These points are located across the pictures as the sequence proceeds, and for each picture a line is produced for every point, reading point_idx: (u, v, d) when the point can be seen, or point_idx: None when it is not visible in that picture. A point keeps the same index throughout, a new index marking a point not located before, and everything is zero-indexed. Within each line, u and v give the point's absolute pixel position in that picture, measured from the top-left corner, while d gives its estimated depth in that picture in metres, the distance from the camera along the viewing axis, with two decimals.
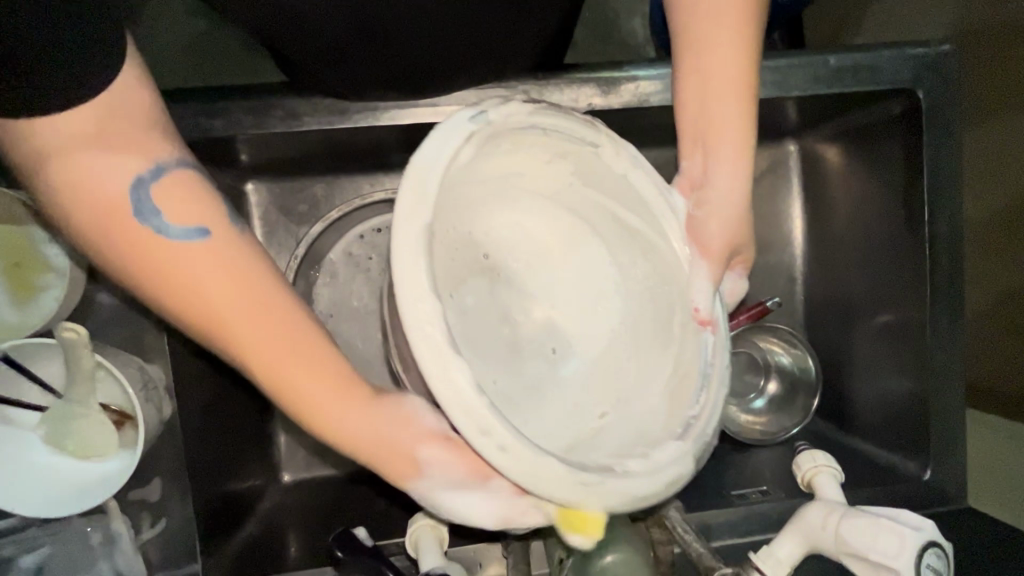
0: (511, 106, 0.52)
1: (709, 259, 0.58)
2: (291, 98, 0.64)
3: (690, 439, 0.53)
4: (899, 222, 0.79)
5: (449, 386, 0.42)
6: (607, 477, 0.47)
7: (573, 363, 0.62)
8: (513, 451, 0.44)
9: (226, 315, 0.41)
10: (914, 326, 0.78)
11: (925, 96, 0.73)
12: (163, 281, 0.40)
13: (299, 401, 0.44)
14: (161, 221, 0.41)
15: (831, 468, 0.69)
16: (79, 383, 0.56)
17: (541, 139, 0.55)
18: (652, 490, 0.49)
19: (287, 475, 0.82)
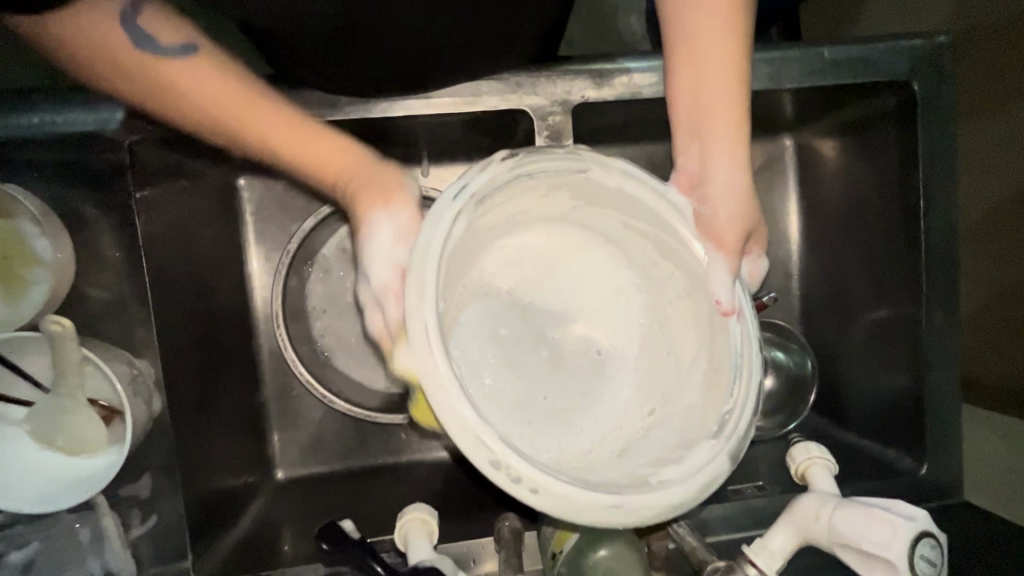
0: (487, 169, 0.51)
1: (725, 250, 0.57)
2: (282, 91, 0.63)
3: (731, 436, 0.52)
4: (894, 216, 0.79)
5: (464, 430, 0.44)
6: (643, 496, 0.48)
7: (618, 372, 0.63)
8: (551, 489, 0.45)
9: (242, 124, 0.49)
10: (909, 320, 0.78)
11: (919, 88, 0.73)
12: (174, 102, 0.47)
13: (313, 167, 0.52)
14: (153, 44, 0.46)
15: (824, 460, 0.69)
16: (66, 377, 0.56)
17: (530, 183, 0.54)
18: (697, 492, 0.50)
19: (280, 472, 0.81)
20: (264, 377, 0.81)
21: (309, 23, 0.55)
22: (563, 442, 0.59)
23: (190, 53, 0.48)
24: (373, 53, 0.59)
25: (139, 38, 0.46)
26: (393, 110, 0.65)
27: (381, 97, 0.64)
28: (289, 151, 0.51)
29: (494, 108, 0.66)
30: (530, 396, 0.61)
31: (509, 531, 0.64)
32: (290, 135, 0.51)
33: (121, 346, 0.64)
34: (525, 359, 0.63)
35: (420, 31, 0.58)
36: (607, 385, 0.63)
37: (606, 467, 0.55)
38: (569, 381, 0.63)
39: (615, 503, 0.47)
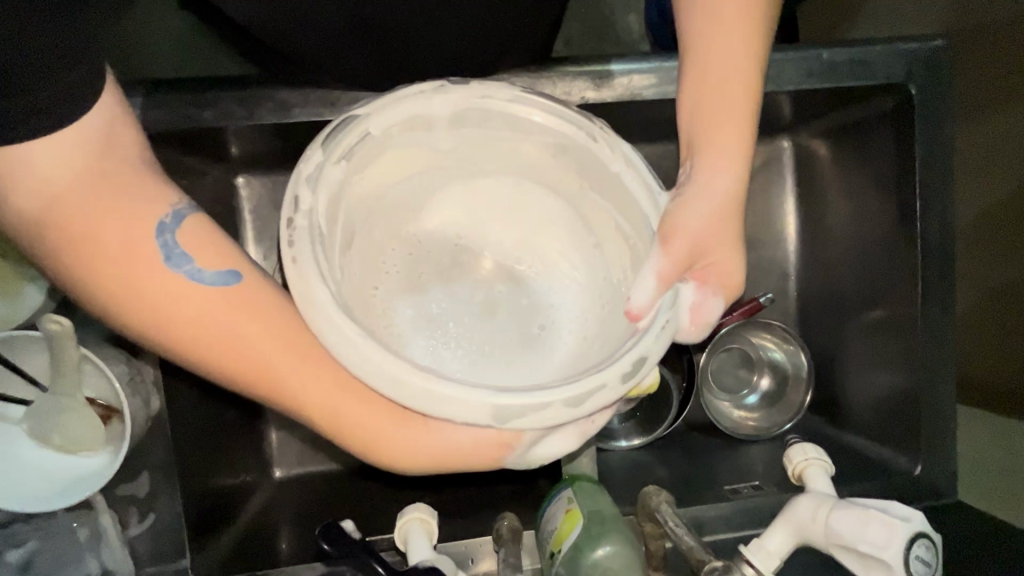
0: (502, 90, 0.57)
1: (669, 260, 0.54)
2: (281, 89, 0.63)
3: (528, 393, 0.46)
4: (891, 216, 0.80)
5: (314, 271, 0.47)
6: (399, 368, 0.45)
7: (540, 350, 0.62)
8: (331, 322, 0.45)
9: (271, 359, 0.44)
10: (906, 320, 0.79)
11: (916, 91, 0.73)
12: (205, 341, 0.43)
13: (325, 418, 0.47)
14: (193, 270, 0.43)
15: (823, 462, 0.69)
16: (63, 376, 0.55)
17: (526, 125, 0.59)
18: (429, 403, 0.45)
19: (279, 471, 0.81)
20: None
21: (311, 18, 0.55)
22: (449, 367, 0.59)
23: (229, 282, 0.44)
24: (373, 54, 0.59)
25: (173, 260, 0.42)
26: None
27: (380, 97, 0.65)
28: (314, 394, 0.46)
29: None
30: (451, 319, 0.63)
31: (508, 530, 0.64)
32: (327, 379, 0.46)
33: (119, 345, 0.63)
34: (457, 280, 0.66)
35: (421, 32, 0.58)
36: (527, 352, 0.62)
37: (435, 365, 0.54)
38: (490, 332, 0.63)
39: (372, 347, 0.45)
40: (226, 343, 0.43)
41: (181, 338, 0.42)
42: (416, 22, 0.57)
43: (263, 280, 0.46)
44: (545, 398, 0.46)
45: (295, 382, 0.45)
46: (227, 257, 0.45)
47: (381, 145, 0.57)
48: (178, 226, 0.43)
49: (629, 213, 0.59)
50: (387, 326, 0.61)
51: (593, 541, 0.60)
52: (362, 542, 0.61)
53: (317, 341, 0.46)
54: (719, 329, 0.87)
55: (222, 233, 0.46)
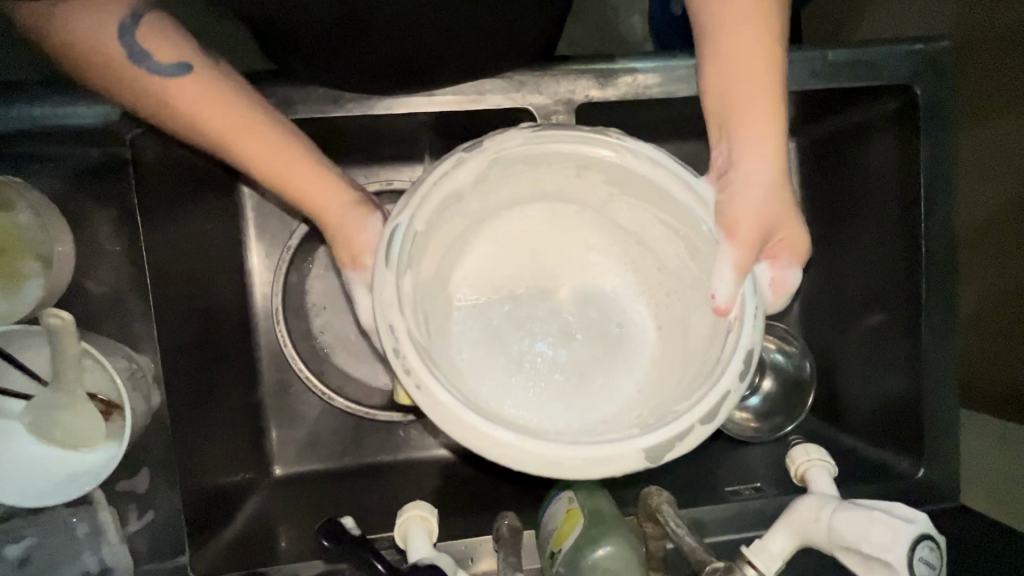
0: (513, 135, 0.56)
1: (739, 245, 0.54)
2: (284, 86, 0.64)
3: (656, 430, 0.49)
4: (895, 219, 0.79)
5: (420, 361, 0.49)
6: (547, 447, 0.48)
7: (631, 350, 0.64)
8: (464, 419, 0.48)
9: (229, 136, 0.48)
10: (908, 322, 0.79)
11: (921, 93, 0.73)
12: (173, 115, 0.47)
13: (276, 181, 0.52)
14: (149, 59, 0.46)
15: (824, 462, 0.69)
16: (64, 371, 0.55)
17: (551, 156, 0.58)
18: (582, 464, 0.48)
19: (278, 469, 0.81)
20: (262, 373, 0.81)
21: (311, 22, 0.54)
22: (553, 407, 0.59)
23: (184, 71, 0.47)
24: (374, 53, 0.59)
25: (136, 54, 0.46)
26: (396, 108, 0.66)
27: (384, 95, 0.65)
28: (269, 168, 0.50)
29: (498, 106, 0.66)
30: (530, 352, 0.63)
31: (508, 530, 0.64)
32: (280, 156, 0.50)
33: (119, 340, 0.63)
34: (534, 322, 0.64)
35: (424, 30, 0.58)
36: (614, 364, 0.63)
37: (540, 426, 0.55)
38: (577, 354, 0.64)
39: (513, 440, 0.48)
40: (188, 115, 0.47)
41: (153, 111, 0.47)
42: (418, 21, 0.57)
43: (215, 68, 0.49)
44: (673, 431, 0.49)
45: (253, 161, 0.50)
46: (184, 50, 0.48)
47: (428, 234, 0.56)
48: (139, 22, 0.46)
49: (682, 224, 0.59)
50: (473, 369, 0.60)
51: (594, 541, 0.59)
52: (360, 538, 0.61)
53: (275, 133, 0.50)
54: None
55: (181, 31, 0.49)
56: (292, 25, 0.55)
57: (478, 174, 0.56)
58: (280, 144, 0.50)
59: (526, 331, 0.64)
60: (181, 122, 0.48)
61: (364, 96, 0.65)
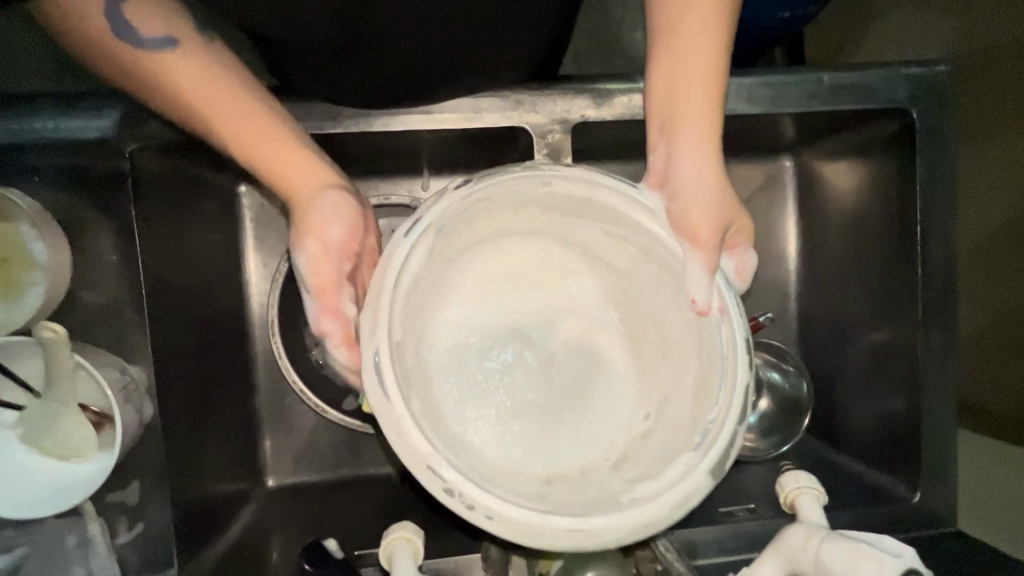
0: (444, 196, 0.54)
1: (701, 248, 0.56)
2: (283, 102, 0.64)
3: (710, 449, 0.52)
4: (893, 238, 0.79)
5: (450, 470, 0.49)
6: (616, 514, 0.50)
7: (607, 357, 0.66)
8: (511, 516, 0.49)
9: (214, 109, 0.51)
10: (907, 343, 0.78)
11: (919, 117, 0.73)
12: (158, 84, 0.49)
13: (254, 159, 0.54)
14: (134, 34, 0.48)
15: (814, 490, 0.68)
16: (58, 383, 0.56)
17: (492, 200, 0.57)
18: (670, 513, 0.51)
19: (272, 480, 0.82)
20: (258, 383, 0.82)
21: (310, 34, 0.54)
22: (573, 445, 0.61)
23: (170, 45, 0.49)
24: (371, 66, 0.59)
25: (122, 29, 0.48)
26: (394, 125, 0.66)
27: (381, 112, 0.66)
28: (253, 142, 0.53)
29: (494, 124, 0.67)
30: (512, 380, 0.64)
31: (497, 553, 0.64)
32: (264, 131, 0.53)
33: (114, 351, 0.62)
34: (506, 351, 0.64)
35: (420, 47, 0.58)
36: (597, 377, 0.65)
37: (560, 491, 0.55)
38: (556, 372, 0.65)
39: (568, 526, 0.49)
40: (169, 85, 0.49)
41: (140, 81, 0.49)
42: (415, 41, 0.57)
43: (204, 44, 0.51)
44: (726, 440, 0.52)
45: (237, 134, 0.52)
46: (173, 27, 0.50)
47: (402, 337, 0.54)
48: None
49: (660, 254, 0.59)
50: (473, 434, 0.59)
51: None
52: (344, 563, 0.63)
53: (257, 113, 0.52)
54: None
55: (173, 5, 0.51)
56: (289, 37, 0.54)
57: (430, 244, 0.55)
58: (259, 117, 0.52)
59: (502, 364, 0.64)
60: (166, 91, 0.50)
61: (362, 114, 0.66)
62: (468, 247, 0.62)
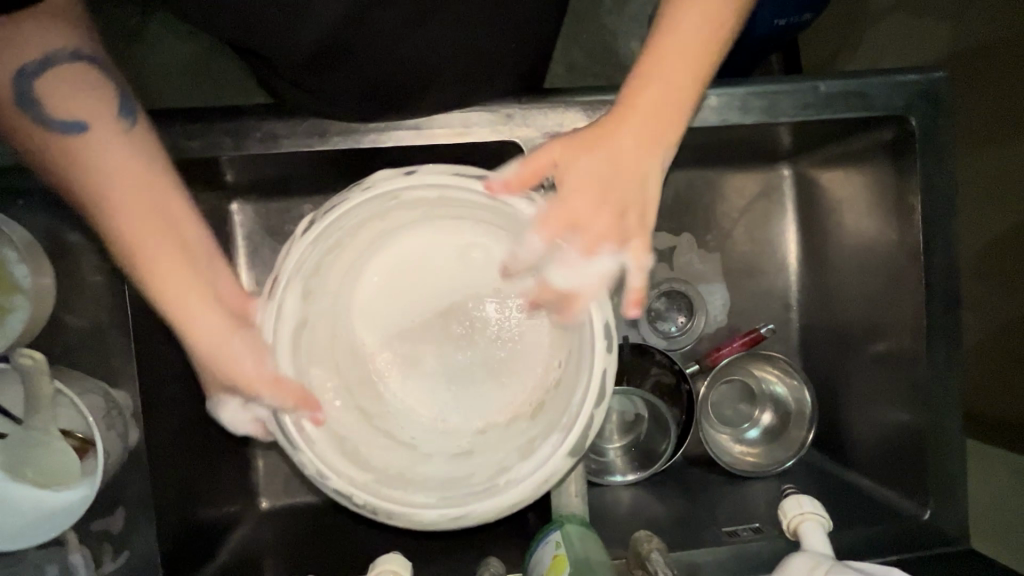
0: (294, 249, 0.57)
1: (548, 233, 0.53)
2: (271, 120, 0.63)
3: (569, 429, 0.55)
4: (895, 247, 0.76)
5: (351, 480, 0.57)
6: (491, 501, 0.55)
7: (516, 318, 0.66)
8: (408, 504, 0.56)
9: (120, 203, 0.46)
10: (909, 355, 0.76)
11: (918, 123, 0.69)
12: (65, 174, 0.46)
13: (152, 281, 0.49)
14: (49, 117, 0.45)
15: (817, 516, 0.66)
16: (38, 409, 0.54)
17: (345, 230, 0.59)
18: (534, 490, 0.55)
19: (265, 502, 0.82)
20: None
21: (291, 45, 0.54)
22: (472, 416, 0.65)
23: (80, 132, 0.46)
24: (356, 71, 0.59)
25: (35, 110, 0.45)
26: (383, 140, 0.65)
27: (369, 127, 0.64)
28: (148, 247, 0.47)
29: (484, 139, 0.66)
30: (424, 358, 0.67)
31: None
32: (166, 250, 0.48)
33: (98, 375, 0.60)
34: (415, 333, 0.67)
35: (401, 46, 0.58)
36: (505, 347, 0.66)
37: (459, 473, 0.60)
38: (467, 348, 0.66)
39: (443, 517, 0.55)
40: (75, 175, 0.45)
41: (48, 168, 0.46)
42: (395, 44, 0.58)
43: (131, 141, 0.48)
44: (584, 420, 0.55)
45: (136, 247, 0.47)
46: (97, 111, 0.47)
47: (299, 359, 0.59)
48: (45, 69, 0.45)
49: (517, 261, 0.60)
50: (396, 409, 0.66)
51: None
52: None
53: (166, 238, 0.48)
54: (718, 360, 0.90)
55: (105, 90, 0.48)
56: (271, 47, 0.55)
57: (295, 277, 0.58)
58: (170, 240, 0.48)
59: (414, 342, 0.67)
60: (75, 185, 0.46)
61: (350, 129, 0.64)
62: (360, 259, 0.65)
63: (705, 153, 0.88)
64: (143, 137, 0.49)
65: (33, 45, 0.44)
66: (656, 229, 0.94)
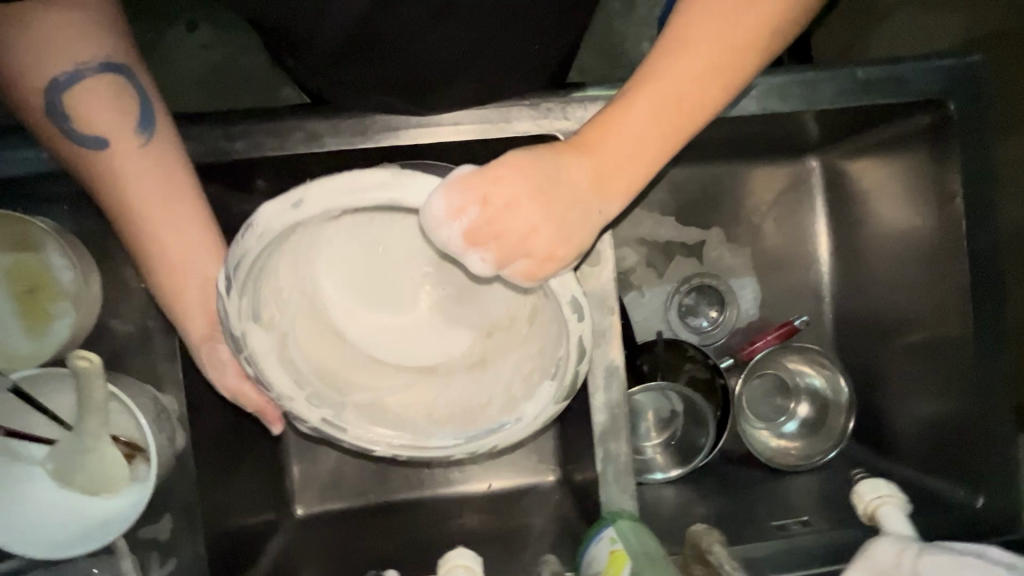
0: (228, 302, 0.52)
1: (472, 239, 0.43)
2: (311, 120, 0.63)
3: (562, 379, 0.55)
4: (934, 233, 0.75)
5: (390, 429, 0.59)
6: (504, 434, 0.57)
7: None
8: (441, 443, 0.58)
9: (137, 200, 0.52)
10: (951, 343, 0.75)
11: (956, 108, 0.69)
12: (93, 176, 0.51)
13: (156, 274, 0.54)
14: (74, 129, 0.50)
15: (897, 500, 0.63)
16: (88, 415, 0.51)
17: (256, 261, 0.51)
18: (542, 423, 0.57)
19: (300, 508, 0.84)
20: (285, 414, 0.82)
21: (317, 39, 0.56)
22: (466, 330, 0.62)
23: (103, 144, 0.51)
24: (375, 68, 0.59)
25: (63, 122, 0.50)
26: (423, 138, 0.64)
27: (409, 125, 0.64)
28: (157, 241, 0.53)
29: (525, 133, 0.65)
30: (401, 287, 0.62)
31: None
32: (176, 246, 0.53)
33: (145, 380, 0.60)
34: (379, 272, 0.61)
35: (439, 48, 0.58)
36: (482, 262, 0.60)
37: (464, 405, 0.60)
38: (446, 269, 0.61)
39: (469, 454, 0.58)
40: (104, 179, 0.51)
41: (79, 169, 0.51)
42: (411, 45, 0.57)
43: (162, 153, 0.53)
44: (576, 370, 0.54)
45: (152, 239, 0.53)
46: (117, 128, 0.51)
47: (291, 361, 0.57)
48: (75, 82, 0.50)
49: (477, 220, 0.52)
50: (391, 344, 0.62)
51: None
52: None
53: (177, 238, 0.53)
54: (753, 354, 0.90)
55: (132, 102, 0.52)
56: (299, 32, 0.56)
57: (236, 317, 0.52)
58: (177, 238, 0.53)
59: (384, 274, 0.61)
60: (103, 186, 0.51)
61: (390, 127, 0.64)
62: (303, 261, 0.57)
63: (731, 147, 0.88)
64: (161, 148, 0.53)
65: (54, 66, 0.49)
66: (683, 224, 0.94)
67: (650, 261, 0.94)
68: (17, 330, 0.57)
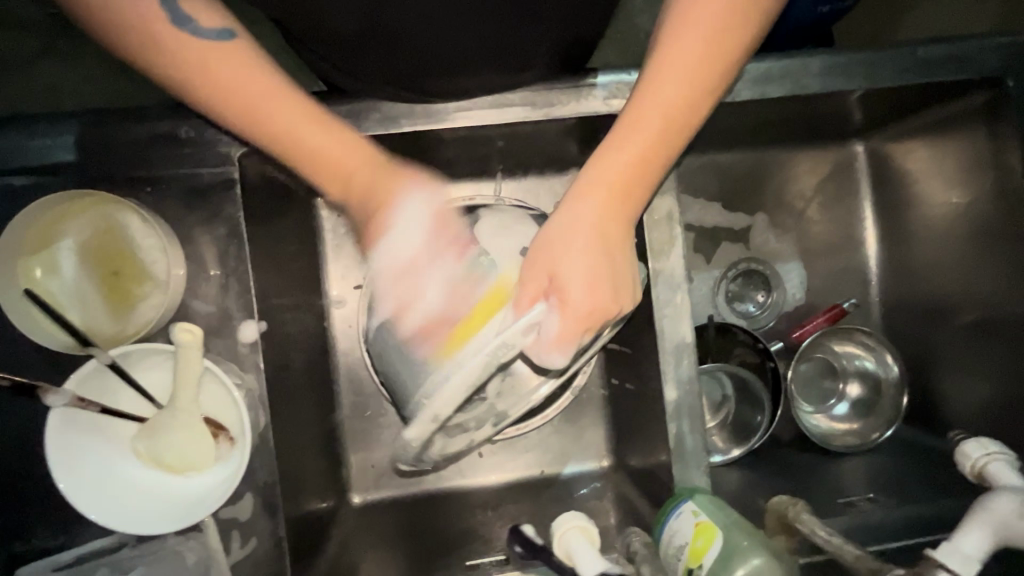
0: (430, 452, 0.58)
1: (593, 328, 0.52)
2: (386, 101, 0.65)
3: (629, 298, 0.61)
4: (992, 209, 0.76)
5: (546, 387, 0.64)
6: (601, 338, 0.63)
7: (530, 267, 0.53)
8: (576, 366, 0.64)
9: (251, 90, 0.48)
10: (1007, 320, 0.76)
11: (1014, 85, 0.70)
12: (199, 77, 0.47)
13: (306, 155, 0.51)
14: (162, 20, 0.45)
15: (1007, 457, 0.64)
16: (183, 388, 0.56)
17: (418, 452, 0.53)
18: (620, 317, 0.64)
19: (357, 496, 0.80)
20: (339, 399, 0.80)
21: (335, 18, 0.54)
22: None
23: (228, 36, 0.48)
24: (392, 57, 0.60)
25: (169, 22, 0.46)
26: (493, 119, 0.66)
27: (479, 105, 0.66)
28: (289, 128, 0.50)
29: (593, 112, 0.67)
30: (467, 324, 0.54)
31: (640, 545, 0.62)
32: (311, 123, 0.51)
33: (226, 360, 0.61)
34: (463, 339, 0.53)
35: (502, 33, 0.58)
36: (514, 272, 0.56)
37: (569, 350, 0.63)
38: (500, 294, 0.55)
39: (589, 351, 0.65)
40: (210, 76, 0.46)
41: (193, 75, 0.47)
42: (433, 28, 0.57)
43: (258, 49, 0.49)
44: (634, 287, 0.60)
45: (282, 121, 0.49)
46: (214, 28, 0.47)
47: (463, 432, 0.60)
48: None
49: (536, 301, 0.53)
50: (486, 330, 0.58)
51: (739, 555, 0.56)
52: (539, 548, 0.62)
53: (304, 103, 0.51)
54: (804, 337, 0.90)
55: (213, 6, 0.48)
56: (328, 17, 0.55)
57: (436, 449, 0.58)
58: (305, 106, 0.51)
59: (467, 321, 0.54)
60: (206, 86, 0.47)
61: (463, 108, 0.66)
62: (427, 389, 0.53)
63: (781, 132, 0.88)
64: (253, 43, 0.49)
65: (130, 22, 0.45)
66: (730, 209, 0.95)
67: (698, 247, 0.95)
68: (103, 311, 0.59)
